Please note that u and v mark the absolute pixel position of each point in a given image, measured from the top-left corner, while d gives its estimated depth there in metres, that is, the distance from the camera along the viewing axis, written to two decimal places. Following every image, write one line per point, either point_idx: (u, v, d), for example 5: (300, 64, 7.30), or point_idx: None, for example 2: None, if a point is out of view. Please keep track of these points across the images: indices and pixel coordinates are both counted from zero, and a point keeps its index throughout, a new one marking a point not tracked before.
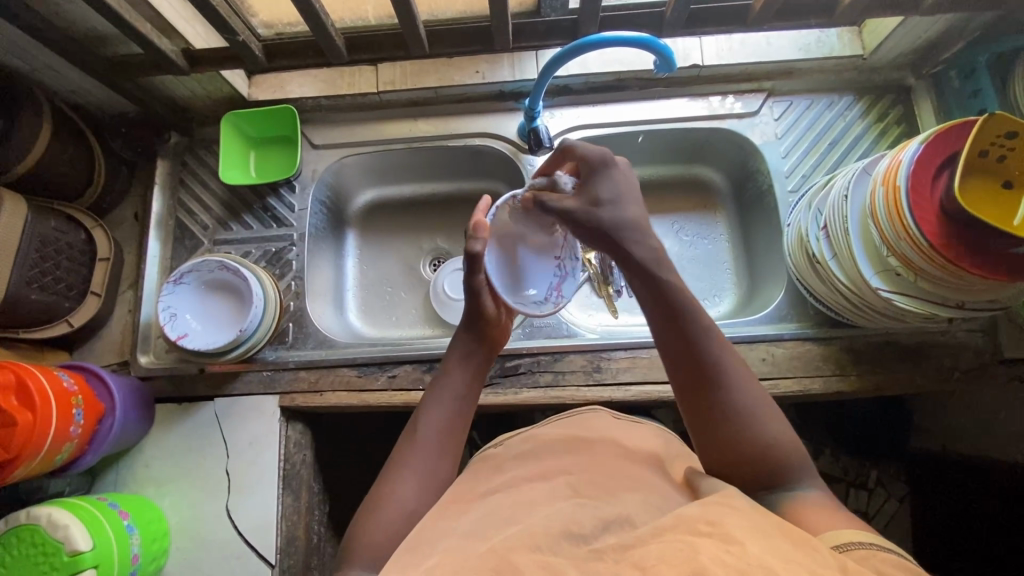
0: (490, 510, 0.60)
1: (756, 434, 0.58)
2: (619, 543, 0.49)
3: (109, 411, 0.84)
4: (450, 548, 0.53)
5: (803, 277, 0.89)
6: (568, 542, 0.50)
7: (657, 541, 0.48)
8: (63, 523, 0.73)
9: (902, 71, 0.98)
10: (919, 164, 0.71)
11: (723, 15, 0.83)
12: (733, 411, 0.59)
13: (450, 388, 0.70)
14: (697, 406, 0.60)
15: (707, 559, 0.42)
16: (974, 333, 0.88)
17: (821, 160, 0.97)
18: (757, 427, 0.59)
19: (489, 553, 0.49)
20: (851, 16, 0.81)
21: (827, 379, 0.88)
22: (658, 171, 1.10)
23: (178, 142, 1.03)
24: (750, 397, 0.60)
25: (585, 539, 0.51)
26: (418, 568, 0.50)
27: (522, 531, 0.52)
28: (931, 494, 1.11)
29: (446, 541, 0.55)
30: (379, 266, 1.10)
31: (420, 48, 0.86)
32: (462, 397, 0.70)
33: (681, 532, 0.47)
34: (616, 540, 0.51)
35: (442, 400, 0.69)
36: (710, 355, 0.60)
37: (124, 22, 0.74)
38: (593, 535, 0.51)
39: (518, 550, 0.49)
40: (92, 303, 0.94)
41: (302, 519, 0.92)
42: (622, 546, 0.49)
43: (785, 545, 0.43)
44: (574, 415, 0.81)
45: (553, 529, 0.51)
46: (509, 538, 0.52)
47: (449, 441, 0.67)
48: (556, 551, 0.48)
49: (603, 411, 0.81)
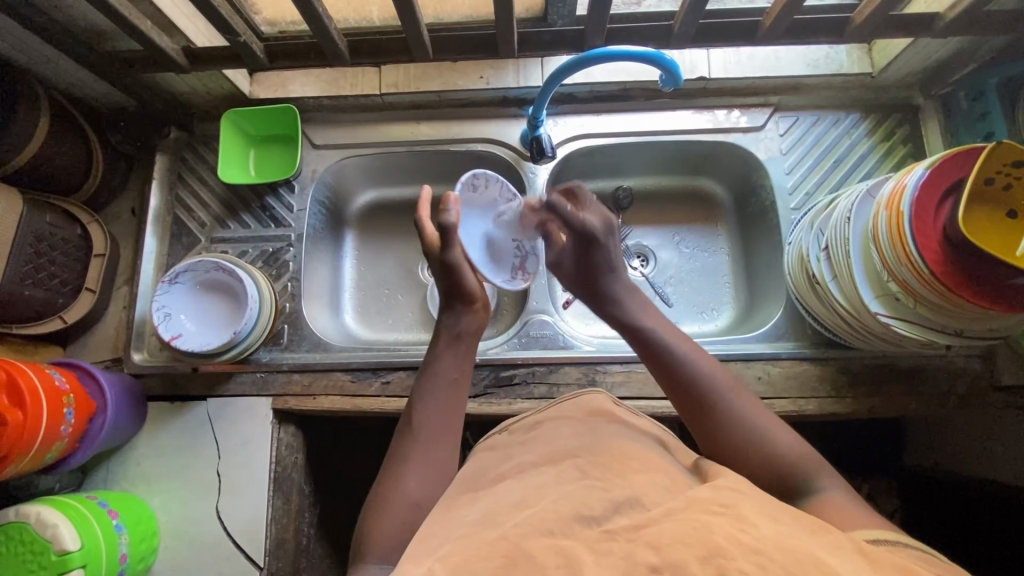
0: (497, 492, 0.58)
1: (775, 455, 0.59)
2: (632, 523, 0.47)
3: (100, 410, 0.84)
4: (460, 533, 0.51)
5: (803, 298, 0.88)
6: (580, 525, 0.48)
7: (670, 520, 0.46)
8: (52, 522, 0.73)
9: (911, 90, 0.97)
10: (924, 191, 0.70)
11: (732, 31, 0.82)
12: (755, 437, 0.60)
13: (440, 372, 0.71)
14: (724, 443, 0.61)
15: (722, 539, 0.42)
16: (972, 359, 0.88)
17: (825, 178, 0.96)
18: (775, 446, 0.59)
19: (499, 537, 0.47)
20: (862, 36, 0.80)
21: (822, 401, 0.87)
22: (661, 182, 1.09)
23: (177, 137, 1.02)
24: (759, 420, 0.61)
25: (596, 521, 0.48)
26: (427, 554, 0.48)
27: (534, 513, 0.50)
28: (919, 513, 1.11)
29: (449, 529, 0.53)
30: (377, 268, 1.09)
31: (424, 53, 0.85)
32: (451, 380, 0.70)
33: (696, 512, 0.46)
34: (630, 519, 0.48)
35: (435, 388, 0.69)
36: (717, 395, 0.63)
37: (123, 18, 0.73)
38: (605, 517, 0.49)
39: (530, 534, 0.47)
40: (86, 299, 0.93)
41: (292, 521, 0.92)
42: (634, 526, 0.47)
43: (797, 536, 0.43)
44: (575, 397, 0.77)
45: (564, 513, 0.49)
46: (521, 520, 0.50)
47: (446, 421, 0.67)
48: (568, 535, 0.47)
49: (604, 394, 0.77)
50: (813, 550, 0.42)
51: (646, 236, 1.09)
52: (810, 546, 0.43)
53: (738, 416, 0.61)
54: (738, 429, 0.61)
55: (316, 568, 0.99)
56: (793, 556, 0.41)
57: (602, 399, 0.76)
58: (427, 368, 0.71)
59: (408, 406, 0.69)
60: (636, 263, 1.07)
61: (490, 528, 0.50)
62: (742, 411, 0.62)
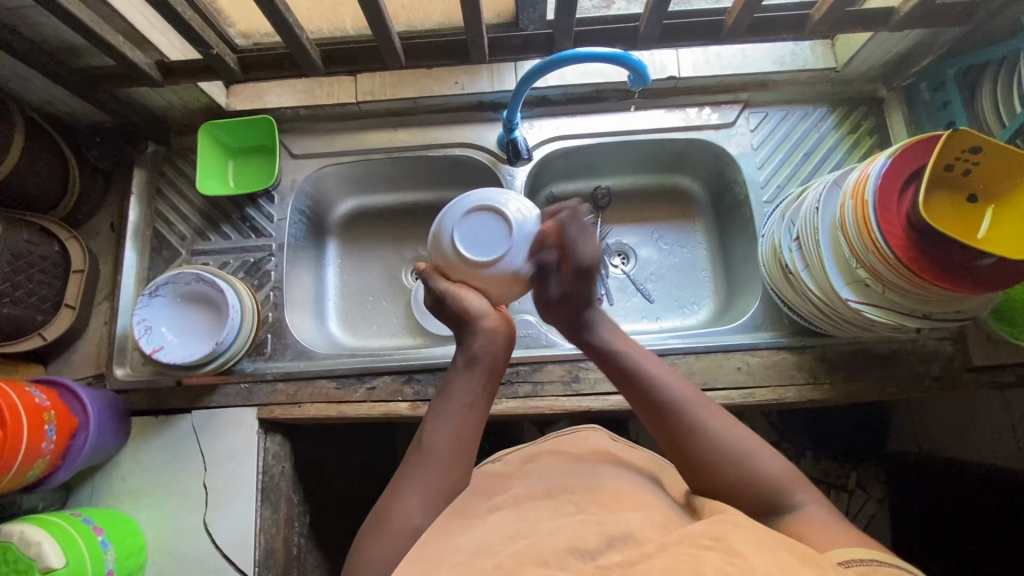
0: (493, 526, 0.60)
1: (763, 476, 0.62)
2: (624, 559, 0.50)
3: (82, 426, 0.83)
4: (456, 561, 0.53)
5: (777, 288, 0.90)
6: (574, 558, 0.51)
7: (660, 556, 0.49)
8: (37, 540, 0.72)
9: (875, 84, 1.00)
10: (886, 179, 0.72)
11: (696, 31, 0.84)
12: (752, 470, 0.62)
13: (457, 399, 0.72)
14: (721, 480, 0.63)
15: (711, 571, 0.45)
16: (943, 341, 0.89)
17: (796, 171, 0.98)
18: (771, 471, 0.62)
19: (495, 568, 0.51)
20: (822, 31, 0.82)
21: (801, 388, 0.89)
22: (637, 180, 1.11)
23: (156, 151, 1.03)
24: (749, 449, 0.63)
25: (590, 555, 0.51)
26: None
27: (528, 545, 0.53)
28: (909, 494, 1.13)
29: (444, 555, 0.55)
30: (360, 276, 1.10)
31: (397, 59, 0.86)
32: (465, 411, 0.71)
33: (688, 545, 0.49)
34: (622, 554, 0.51)
35: (451, 418, 0.70)
36: (697, 432, 0.65)
37: (97, 37, 0.75)
38: (599, 552, 0.51)
39: (527, 565, 0.50)
40: (65, 315, 0.92)
41: (281, 531, 0.91)
42: (626, 563, 0.49)
43: (785, 564, 0.45)
44: (573, 431, 0.79)
45: (559, 546, 0.52)
46: (516, 552, 0.53)
47: (458, 447, 0.69)
48: (561, 568, 0.50)
49: (604, 429, 0.79)
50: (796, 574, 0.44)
51: (625, 235, 1.11)
52: (798, 570, 0.44)
53: (726, 448, 0.63)
54: (685, 431, 0.65)
55: None
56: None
57: (598, 436, 0.77)
58: (443, 396, 0.73)
59: (420, 430, 0.71)
60: (616, 261, 1.09)
61: (485, 559, 0.53)
62: (696, 414, 0.66)
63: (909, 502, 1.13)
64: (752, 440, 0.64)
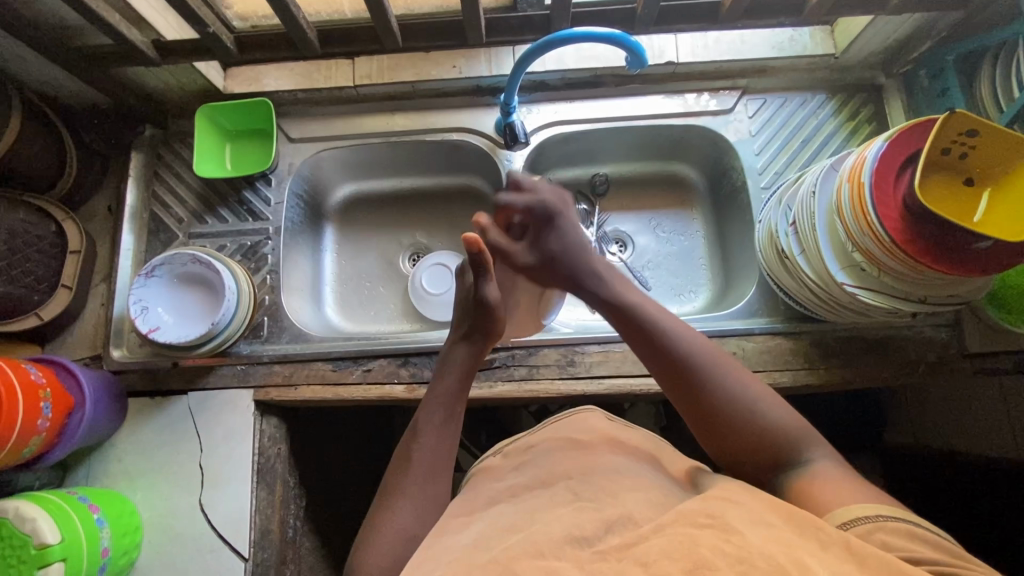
0: (489, 516, 0.60)
1: (780, 431, 0.61)
2: (623, 542, 0.50)
3: (79, 405, 0.83)
4: (450, 558, 0.52)
5: (773, 273, 0.90)
6: (572, 546, 0.50)
7: (658, 536, 0.48)
8: (31, 516, 0.72)
9: (874, 71, 0.99)
10: (883, 162, 0.72)
11: (693, 14, 0.84)
12: (770, 424, 0.61)
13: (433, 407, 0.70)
14: (739, 435, 0.62)
15: (707, 551, 0.45)
16: (940, 328, 0.89)
17: (794, 157, 0.98)
18: (787, 427, 0.61)
19: (491, 561, 0.49)
20: (820, 14, 0.82)
21: (796, 373, 0.89)
22: (636, 168, 1.11)
23: (154, 134, 1.03)
24: (768, 406, 0.62)
25: (589, 542, 0.50)
26: None
27: (523, 537, 0.52)
28: (905, 483, 1.13)
29: (444, 548, 0.55)
30: (358, 262, 1.10)
31: (394, 40, 0.86)
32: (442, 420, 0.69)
33: (685, 525, 0.49)
34: (621, 538, 0.51)
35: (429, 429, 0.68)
36: (714, 386, 0.63)
37: (92, 14, 0.74)
38: (598, 537, 0.51)
39: (521, 557, 0.49)
40: (62, 296, 0.92)
41: (276, 512, 0.91)
42: (627, 545, 0.49)
43: (780, 541, 0.45)
44: (573, 414, 0.78)
45: (558, 535, 0.51)
46: (512, 541, 0.52)
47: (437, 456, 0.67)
48: (558, 556, 0.49)
49: (600, 412, 0.78)
50: (793, 554, 0.43)
51: (622, 222, 1.11)
52: (796, 549, 0.44)
53: (744, 402, 0.62)
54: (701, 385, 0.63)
55: (304, 560, 0.98)
56: (779, 565, 0.42)
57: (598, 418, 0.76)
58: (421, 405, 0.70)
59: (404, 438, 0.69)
60: (614, 248, 1.09)
61: (482, 551, 0.52)
62: (712, 368, 0.64)
63: (905, 491, 1.13)
64: (770, 397, 0.63)
